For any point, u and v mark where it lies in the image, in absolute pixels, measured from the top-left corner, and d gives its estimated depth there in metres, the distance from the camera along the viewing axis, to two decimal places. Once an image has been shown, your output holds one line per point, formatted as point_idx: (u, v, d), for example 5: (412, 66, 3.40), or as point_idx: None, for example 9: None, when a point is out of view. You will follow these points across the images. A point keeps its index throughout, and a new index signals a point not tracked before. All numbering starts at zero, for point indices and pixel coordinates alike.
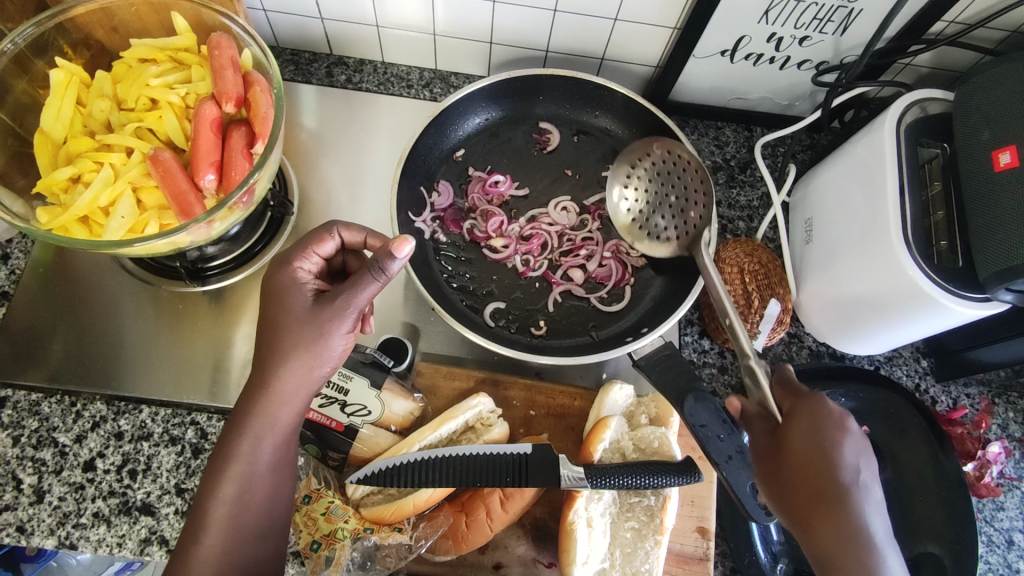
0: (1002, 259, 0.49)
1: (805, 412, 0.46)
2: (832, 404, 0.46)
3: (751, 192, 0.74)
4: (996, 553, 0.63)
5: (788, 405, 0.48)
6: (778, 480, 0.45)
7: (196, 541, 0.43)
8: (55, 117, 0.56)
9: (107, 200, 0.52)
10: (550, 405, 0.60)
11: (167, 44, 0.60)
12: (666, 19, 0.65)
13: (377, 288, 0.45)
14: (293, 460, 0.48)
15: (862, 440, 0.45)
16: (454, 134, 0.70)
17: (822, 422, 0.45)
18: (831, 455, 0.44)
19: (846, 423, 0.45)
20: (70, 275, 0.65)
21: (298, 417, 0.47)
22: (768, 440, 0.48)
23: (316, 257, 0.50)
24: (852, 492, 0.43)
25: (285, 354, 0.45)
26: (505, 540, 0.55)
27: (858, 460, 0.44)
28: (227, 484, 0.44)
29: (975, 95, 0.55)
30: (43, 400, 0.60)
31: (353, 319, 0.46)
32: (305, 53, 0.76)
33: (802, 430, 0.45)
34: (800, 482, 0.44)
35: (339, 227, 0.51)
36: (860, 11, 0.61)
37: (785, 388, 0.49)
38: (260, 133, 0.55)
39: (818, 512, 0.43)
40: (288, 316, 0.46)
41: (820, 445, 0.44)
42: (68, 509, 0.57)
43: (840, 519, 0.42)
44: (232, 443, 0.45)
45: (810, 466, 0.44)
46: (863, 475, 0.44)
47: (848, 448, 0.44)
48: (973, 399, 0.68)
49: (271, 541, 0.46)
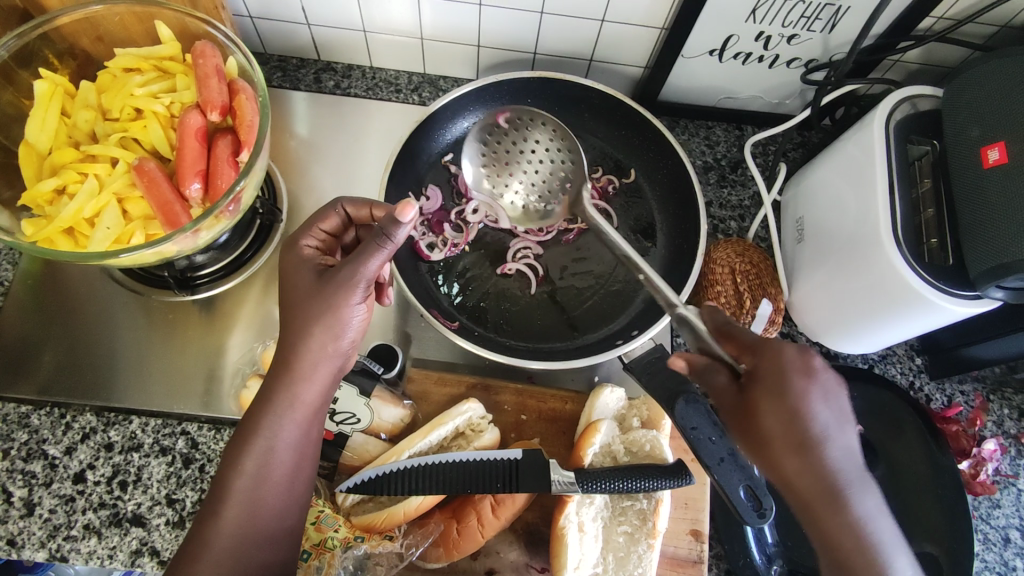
0: (992, 257, 0.49)
1: (771, 367, 0.40)
2: (792, 347, 0.40)
3: (742, 192, 0.74)
4: (993, 551, 0.62)
5: (748, 361, 0.42)
6: (756, 442, 0.40)
7: (216, 515, 0.43)
8: (40, 128, 0.55)
9: (91, 210, 0.52)
10: (542, 409, 0.60)
11: (151, 53, 0.59)
12: (653, 19, 0.65)
13: (384, 255, 0.45)
14: (317, 441, 0.47)
15: (828, 376, 0.39)
16: (442, 139, 0.70)
17: (784, 372, 0.39)
18: (797, 407, 0.38)
19: (810, 363, 0.40)
20: (59, 287, 0.65)
21: (322, 395, 0.46)
22: (728, 398, 0.42)
23: (321, 233, 0.50)
24: (826, 443, 0.38)
25: (302, 335, 0.45)
26: (497, 546, 0.55)
27: (825, 411, 0.38)
28: (249, 458, 0.44)
29: (965, 91, 0.54)
30: (33, 412, 0.60)
31: (364, 289, 0.46)
32: (292, 59, 0.76)
33: (767, 390, 0.39)
34: (776, 435, 0.39)
35: (343, 203, 0.51)
36: (848, 9, 0.60)
37: (731, 338, 0.44)
38: (246, 140, 0.55)
39: (787, 458, 0.38)
40: (297, 295, 0.46)
41: (788, 402, 0.38)
42: (59, 522, 0.57)
43: (809, 463, 0.37)
44: (258, 416, 0.45)
45: (783, 416, 0.38)
46: (831, 425, 0.38)
47: (818, 392, 0.39)
48: (968, 396, 0.67)
49: (291, 520, 0.46)
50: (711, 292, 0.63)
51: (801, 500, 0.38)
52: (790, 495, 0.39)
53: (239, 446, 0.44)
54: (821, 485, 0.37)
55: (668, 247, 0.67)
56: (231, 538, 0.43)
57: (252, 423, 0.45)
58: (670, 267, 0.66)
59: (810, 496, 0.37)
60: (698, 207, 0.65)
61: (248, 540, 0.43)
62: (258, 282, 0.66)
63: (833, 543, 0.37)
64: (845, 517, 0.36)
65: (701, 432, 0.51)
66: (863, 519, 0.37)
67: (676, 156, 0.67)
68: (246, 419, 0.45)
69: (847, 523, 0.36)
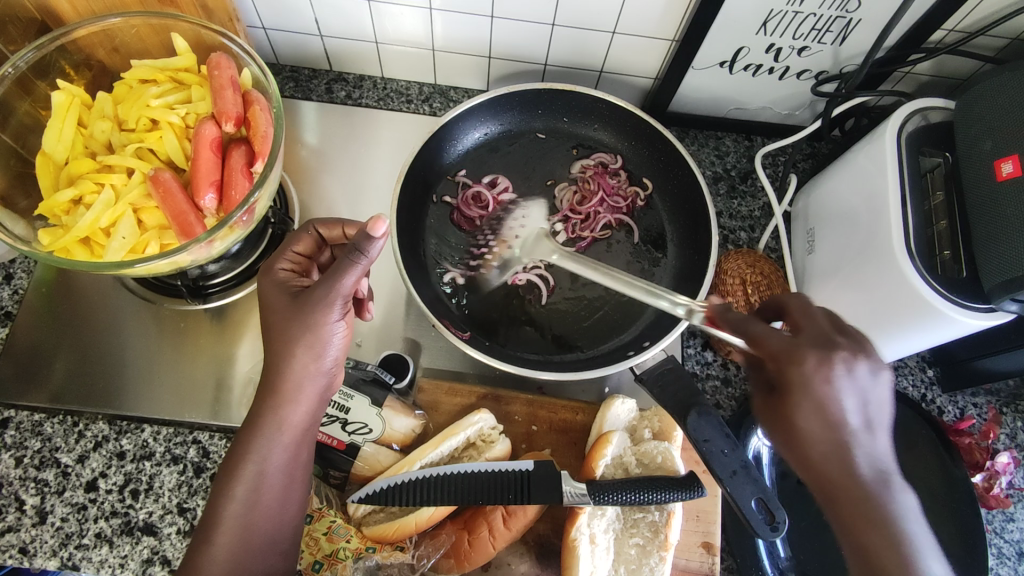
0: (1008, 269, 0.49)
1: (790, 369, 0.40)
2: (814, 355, 0.39)
3: (752, 202, 0.74)
4: (1006, 566, 0.62)
5: (771, 359, 0.41)
6: (786, 432, 0.41)
7: (209, 541, 0.44)
8: (57, 139, 0.56)
9: (107, 221, 0.53)
10: (552, 420, 0.60)
11: (167, 65, 0.60)
12: (664, 31, 0.65)
13: (358, 271, 0.45)
14: (306, 463, 0.48)
15: (851, 377, 0.39)
16: (452, 150, 0.70)
17: (808, 375, 0.39)
18: (835, 414, 0.39)
19: (854, 365, 0.39)
20: (73, 295, 0.65)
21: (309, 415, 0.47)
22: (766, 396, 0.43)
23: (294, 255, 0.52)
24: (860, 450, 0.38)
25: (285, 353, 0.46)
26: (508, 557, 0.55)
27: (858, 415, 0.39)
28: (240, 482, 0.45)
29: (978, 103, 0.54)
30: (46, 420, 0.60)
31: (342, 305, 0.46)
32: (304, 70, 0.76)
33: (793, 392, 0.40)
34: (811, 429, 0.39)
35: (316, 225, 0.53)
36: (859, 21, 0.60)
37: (756, 340, 0.42)
38: (261, 151, 0.56)
39: (828, 463, 0.39)
40: (277, 318, 0.47)
41: (834, 402, 0.39)
42: (71, 530, 0.57)
43: (839, 464, 0.39)
44: (247, 442, 0.45)
45: (820, 415, 0.39)
46: (862, 433, 0.39)
47: (842, 397, 0.39)
48: (981, 408, 0.67)
49: (283, 543, 0.46)
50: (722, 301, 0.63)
51: (830, 503, 0.39)
52: (814, 488, 0.40)
53: (228, 472, 0.45)
54: (859, 480, 0.38)
55: (678, 258, 0.67)
56: (226, 563, 0.44)
57: (241, 448, 0.45)
58: (681, 278, 0.66)
59: (843, 488, 0.39)
60: (708, 218, 0.65)
61: (242, 563, 0.44)
62: None
63: (854, 533, 0.38)
64: (867, 515, 0.38)
65: (713, 445, 0.51)
66: (896, 519, 0.38)
67: (686, 167, 0.67)
68: (235, 444, 0.46)
69: (881, 517, 0.38)
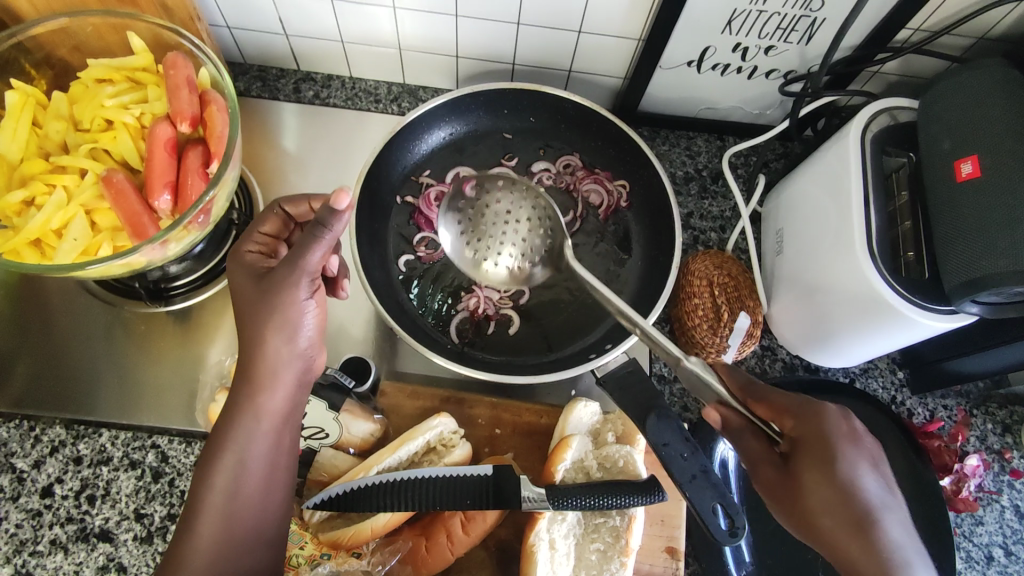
0: (967, 271, 0.48)
1: (812, 433, 0.42)
2: (831, 408, 0.43)
3: (723, 203, 0.73)
4: (975, 570, 0.61)
5: (788, 427, 0.43)
6: (803, 520, 0.40)
7: (190, 532, 0.43)
8: (10, 139, 0.55)
9: (59, 222, 0.52)
10: (516, 423, 0.59)
11: (124, 64, 0.59)
12: (629, 30, 0.65)
13: (323, 248, 0.44)
14: (290, 451, 0.47)
15: (867, 444, 0.41)
16: (418, 149, 0.70)
17: (826, 443, 0.41)
18: (849, 489, 0.39)
19: (851, 423, 0.42)
20: (33, 298, 0.64)
21: (288, 401, 0.46)
22: (773, 469, 0.43)
23: (260, 236, 0.51)
24: (881, 516, 0.38)
25: (256, 339, 0.45)
26: (468, 564, 0.54)
27: (882, 483, 0.40)
28: (219, 474, 0.44)
29: (938, 102, 0.53)
30: (1, 425, 0.60)
31: (308, 283, 0.46)
32: (272, 69, 0.76)
33: (813, 458, 0.41)
34: (824, 512, 0.39)
35: (281, 204, 0.52)
36: (824, 21, 0.60)
37: (764, 402, 0.45)
38: (216, 152, 0.55)
39: (846, 536, 0.38)
40: (246, 301, 0.46)
41: (843, 479, 0.39)
42: (25, 537, 0.56)
43: (861, 544, 0.37)
44: (226, 431, 0.44)
45: (829, 492, 0.39)
46: (881, 502, 0.39)
47: (863, 466, 0.40)
48: (950, 411, 0.66)
49: (270, 531, 0.46)
50: (688, 302, 0.62)
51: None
52: None
53: (209, 461, 0.44)
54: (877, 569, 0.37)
55: (645, 259, 0.66)
56: (209, 555, 0.43)
57: (219, 439, 0.45)
58: (647, 279, 0.66)
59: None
60: (674, 219, 0.64)
61: (226, 556, 0.43)
62: None
63: None
64: None
65: (672, 449, 0.51)
66: None
67: (653, 168, 0.67)
68: (214, 437, 0.45)
69: None
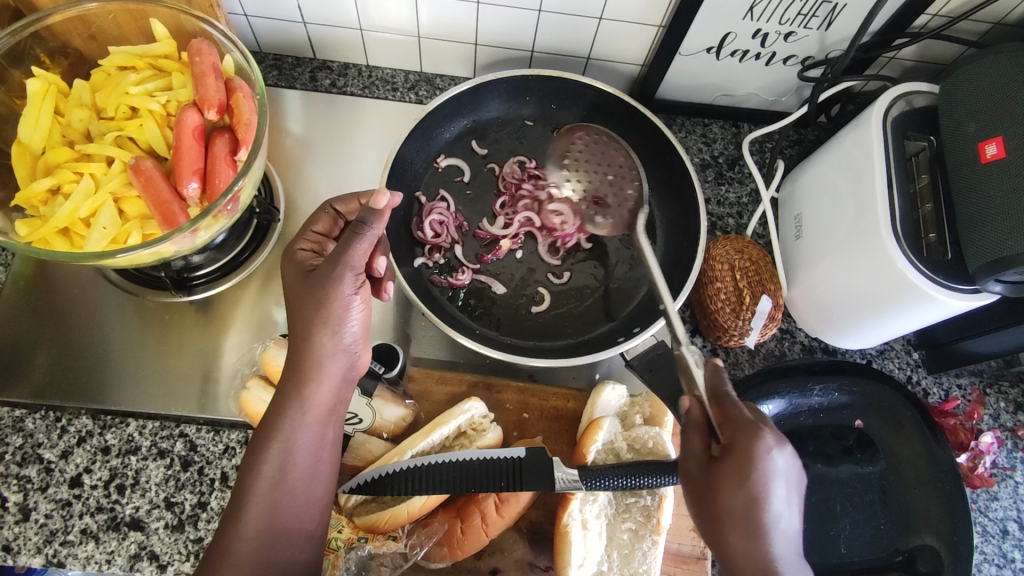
0: (992, 251, 0.49)
1: (743, 452, 0.40)
2: (769, 437, 0.40)
3: (740, 188, 0.74)
4: (991, 543, 0.63)
5: (725, 436, 0.41)
6: (706, 515, 0.41)
7: (237, 519, 0.43)
8: (33, 127, 0.54)
9: (87, 211, 0.51)
10: (544, 407, 0.60)
11: (146, 51, 0.58)
12: (650, 17, 0.65)
13: (367, 242, 0.45)
14: (333, 444, 0.47)
15: (790, 461, 0.40)
16: (439, 137, 0.70)
17: (748, 470, 0.39)
18: (755, 509, 0.39)
19: (783, 448, 0.40)
20: (53, 288, 0.64)
21: (334, 395, 0.46)
22: (698, 465, 0.43)
23: (313, 236, 0.51)
24: (773, 532, 0.40)
25: (303, 334, 0.45)
26: (502, 545, 0.55)
27: (788, 497, 0.40)
28: (265, 462, 0.44)
29: (961, 87, 0.54)
30: (27, 416, 0.59)
31: (354, 278, 0.46)
32: (288, 58, 0.75)
33: (732, 471, 0.40)
34: (733, 515, 0.40)
35: (332, 203, 0.52)
36: (844, 6, 0.60)
37: (720, 401, 0.43)
38: (244, 139, 0.55)
39: (736, 537, 0.40)
40: (296, 298, 0.47)
41: (757, 500, 0.39)
42: (56, 527, 0.56)
43: (753, 547, 0.39)
44: (269, 424, 0.45)
45: (743, 504, 0.40)
46: (783, 516, 0.40)
47: (774, 481, 0.40)
48: (965, 389, 0.68)
49: (310, 524, 0.46)
50: (711, 287, 0.62)
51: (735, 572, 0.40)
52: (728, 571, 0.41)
53: (255, 453, 0.44)
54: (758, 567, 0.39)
55: (668, 244, 0.67)
56: (245, 553, 0.43)
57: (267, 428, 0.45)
58: (670, 264, 0.66)
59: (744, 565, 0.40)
60: (697, 205, 0.65)
61: (267, 545, 0.43)
62: (257, 282, 0.66)
63: None
64: None
65: None
66: None
67: (675, 153, 0.67)
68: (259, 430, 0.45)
69: None
